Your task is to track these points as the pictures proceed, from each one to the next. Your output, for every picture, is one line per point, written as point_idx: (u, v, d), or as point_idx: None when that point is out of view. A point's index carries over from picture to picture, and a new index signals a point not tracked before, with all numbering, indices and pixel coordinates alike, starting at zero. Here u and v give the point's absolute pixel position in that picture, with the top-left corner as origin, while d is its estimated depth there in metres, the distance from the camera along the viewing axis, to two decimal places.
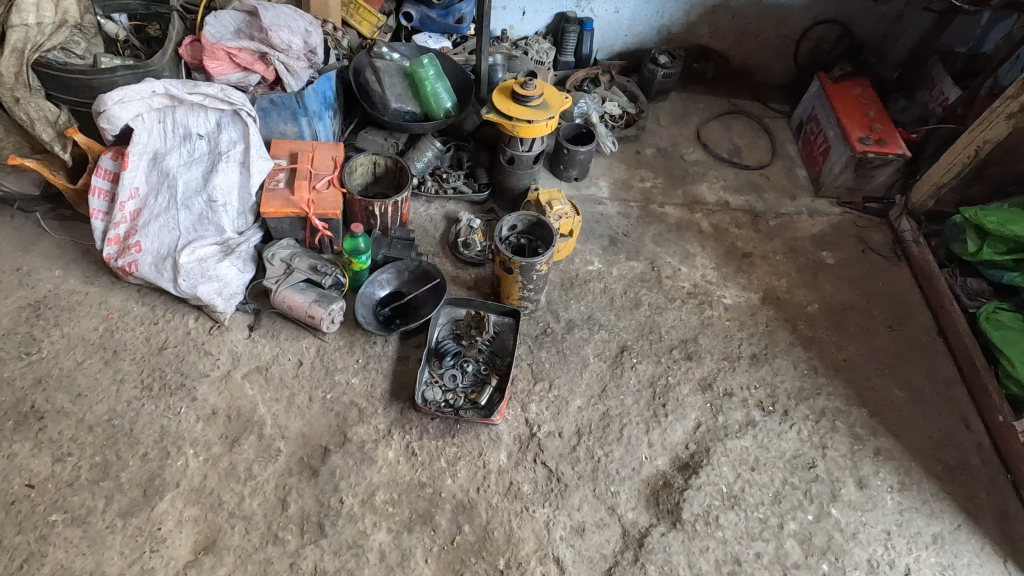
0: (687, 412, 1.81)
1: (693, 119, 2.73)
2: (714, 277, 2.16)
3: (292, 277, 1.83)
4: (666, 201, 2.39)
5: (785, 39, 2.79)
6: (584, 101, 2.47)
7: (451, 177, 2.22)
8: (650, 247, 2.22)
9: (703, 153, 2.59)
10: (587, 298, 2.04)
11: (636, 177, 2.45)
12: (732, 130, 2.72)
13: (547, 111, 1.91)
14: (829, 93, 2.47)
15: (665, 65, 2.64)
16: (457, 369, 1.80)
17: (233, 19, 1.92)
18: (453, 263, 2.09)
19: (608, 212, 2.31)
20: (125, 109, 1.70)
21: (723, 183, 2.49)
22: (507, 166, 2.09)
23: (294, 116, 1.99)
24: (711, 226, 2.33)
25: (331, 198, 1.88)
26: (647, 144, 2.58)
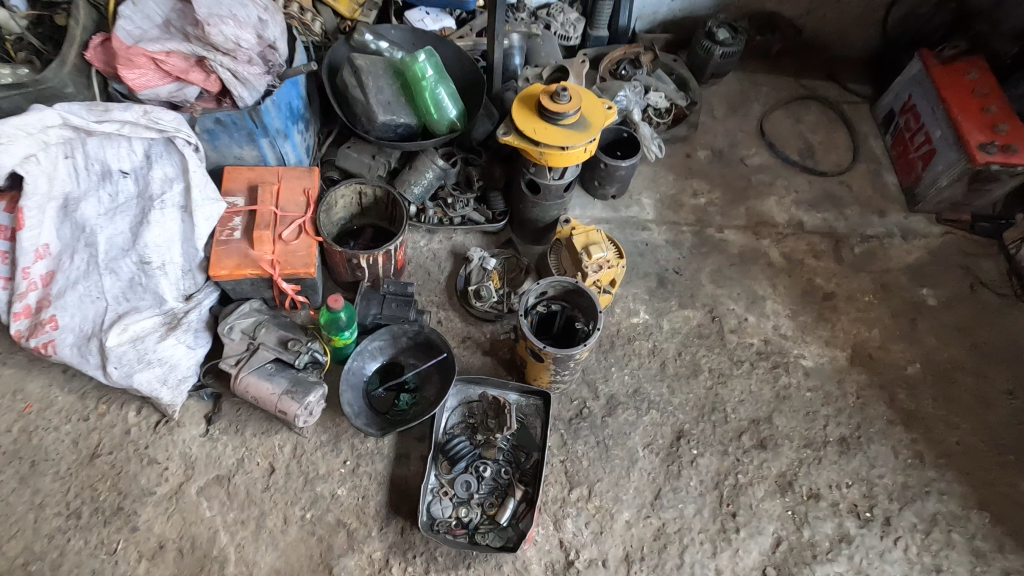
0: (763, 526, 1.43)
1: (755, 108, 2.20)
2: (790, 330, 1.72)
3: (257, 358, 1.42)
4: (726, 223, 1.91)
5: (874, 2, 2.21)
6: (624, 93, 1.91)
7: (458, 203, 1.76)
8: (708, 289, 1.77)
9: (769, 155, 2.08)
10: (632, 365, 1.62)
11: (687, 192, 1.96)
12: (803, 122, 2.19)
13: (588, 131, 1.41)
14: (937, 79, 1.93)
15: (725, 41, 2.08)
16: (471, 481, 1.41)
17: (160, 6, 1.40)
18: (463, 319, 1.67)
19: (654, 240, 1.85)
20: (7, 152, 1.24)
21: (795, 196, 2.00)
22: (530, 195, 1.63)
23: (251, 138, 1.51)
24: (783, 256, 1.86)
25: (303, 253, 1.45)
26: (699, 145, 2.07)
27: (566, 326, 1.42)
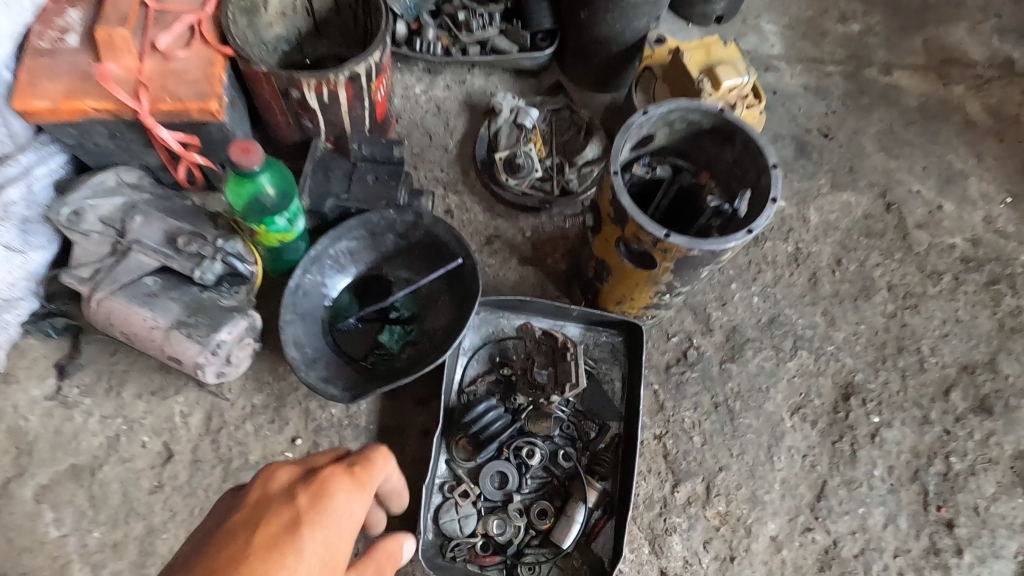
0: (998, 543, 0.86)
1: None
2: (1011, 224, 1.07)
3: (125, 267, 0.80)
4: (894, 60, 1.22)
5: None
6: None
7: (474, 19, 1.07)
8: (875, 160, 1.11)
9: None
10: (764, 280, 1.00)
11: (829, 14, 1.26)
12: None
13: None
14: None
15: None
16: (509, 473, 0.84)
17: None
18: (487, 208, 1.03)
19: (784, 85, 1.17)
20: None
21: (997, 21, 1.28)
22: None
23: None
24: (987, 111, 1.18)
25: (197, 75, 0.79)
26: None
27: (681, 199, 0.77)
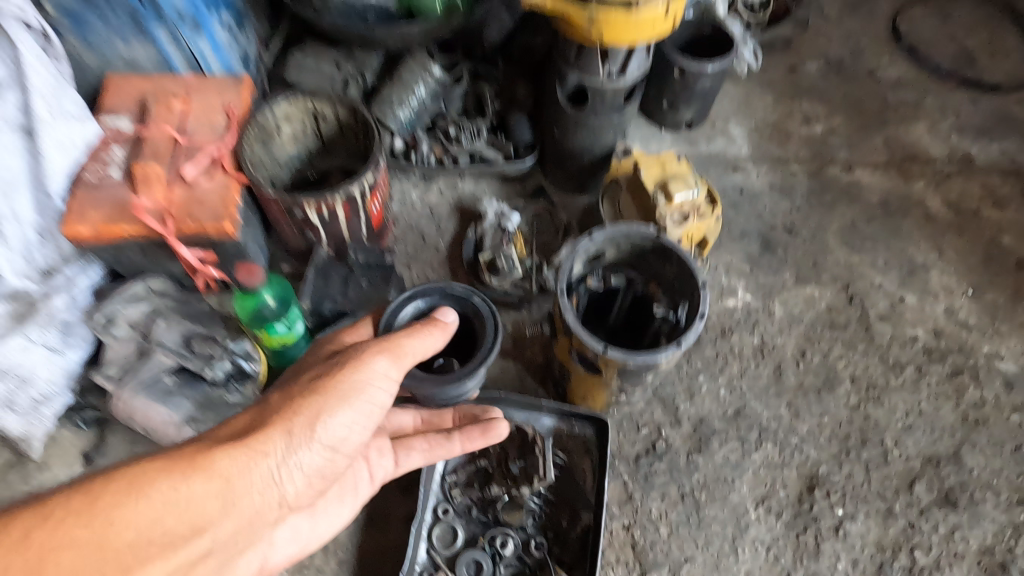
0: None
1: (880, 5, 1.57)
2: (974, 315, 1.12)
3: (149, 368, 0.92)
4: (855, 159, 1.31)
5: None
6: None
7: (463, 134, 1.20)
8: (839, 254, 1.18)
9: (909, 66, 1.46)
10: (731, 372, 1.06)
11: (794, 118, 1.37)
12: (953, 20, 1.55)
13: None
14: None
15: None
16: (492, 314, 0.86)
17: None
18: None
19: (752, 185, 1.27)
20: None
21: (953, 119, 1.38)
22: (570, 111, 1.05)
23: (138, 25, 0.97)
24: (948, 205, 1.25)
25: (215, 201, 0.92)
26: (807, 54, 1.46)
27: (592, 303, 0.87)
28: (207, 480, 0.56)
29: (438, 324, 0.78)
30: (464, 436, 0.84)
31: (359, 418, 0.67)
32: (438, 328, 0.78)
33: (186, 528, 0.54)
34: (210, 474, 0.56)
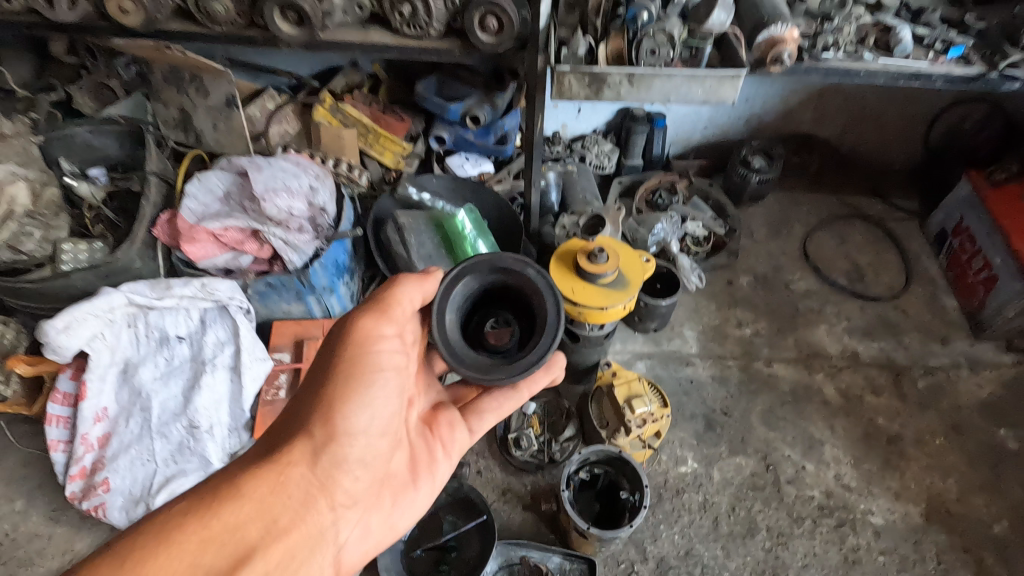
0: None
1: (796, 229, 2.17)
2: (854, 480, 1.60)
3: None
4: (774, 355, 1.84)
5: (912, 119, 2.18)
6: (661, 225, 1.92)
7: None
8: (759, 432, 1.68)
9: (816, 280, 2.03)
10: (682, 523, 1.53)
11: (730, 321, 1.92)
12: (849, 242, 2.14)
13: (626, 290, 1.39)
14: (992, 203, 1.85)
15: (761, 169, 2.08)
16: (547, 284, 1.13)
17: (222, 180, 1.53)
18: (503, 467, 1.62)
19: (699, 376, 1.79)
20: (74, 336, 1.33)
21: (846, 323, 1.92)
22: (569, 343, 1.62)
23: (299, 296, 1.54)
24: (839, 393, 1.76)
25: None
26: (740, 270, 2.04)
27: (582, 480, 1.38)
28: (260, 478, 0.74)
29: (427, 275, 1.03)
30: (534, 382, 1.16)
31: (377, 382, 0.88)
32: (421, 279, 1.01)
33: (253, 519, 0.71)
34: (262, 479, 0.74)
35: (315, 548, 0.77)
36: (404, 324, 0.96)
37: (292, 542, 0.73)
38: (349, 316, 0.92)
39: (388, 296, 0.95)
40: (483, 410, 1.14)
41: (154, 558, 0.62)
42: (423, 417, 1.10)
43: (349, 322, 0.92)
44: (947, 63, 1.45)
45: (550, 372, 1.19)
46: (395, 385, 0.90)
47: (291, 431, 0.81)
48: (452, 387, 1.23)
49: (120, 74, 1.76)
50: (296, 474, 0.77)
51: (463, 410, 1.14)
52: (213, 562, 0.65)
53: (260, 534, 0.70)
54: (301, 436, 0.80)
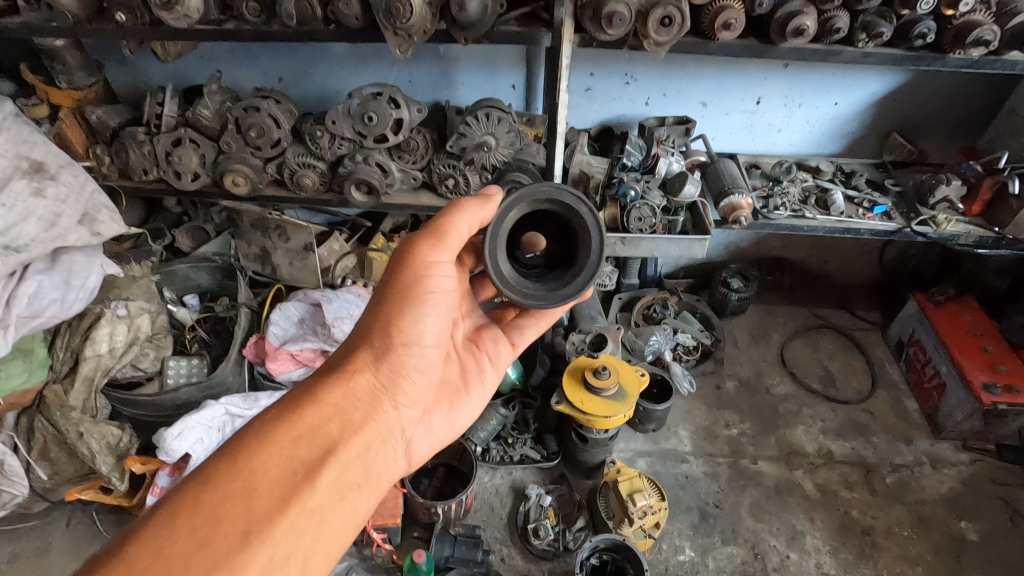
0: None
1: (774, 338, 2.49)
2: (833, 568, 1.82)
3: None
4: (759, 453, 2.11)
5: (866, 248, 2.53)
6: (655, 337, 2.25)
7: (516, 442, 2.04)
8: (748, 523, 1.92)
9: (793, 384, 2.32)
10: None
11: (719, 422, 2.20)
12: (821, 349, 2.45)
13: (626, 400, 1.70)
14: (934, 321, 2.19)
15: (739, 288, 2.44)
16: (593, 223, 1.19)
17: (297, 309, 1.90)
18: (523, 555, 1.83)
19: (693, 472, 2.05)
20: (182, 441, 1.61)
21: (821, 424, 2.20)
22: (578, 443, 1.90)
23: None
24: (817, 488, 2.01)
25: (390, 504, 1.75)
26: (726, 376, 2.35)
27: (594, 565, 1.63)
28: (336, 387, 0.90)
29: (483, 202, 1.12)
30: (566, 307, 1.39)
31: (429, 309, 1.04)
32: (474, 203, 1.11)
33: (332, 420, 0.87)
34: (337, 389, 0.90)
35: (385, 444, 0.94)
36: (455, 253, 1.10)
37: (367, 435, 0.90)
38: (409, 241, 1.07)
39: (445, 224, 1.08)
40: (520, 327, 1.39)
41: (262, 445, 0.78)
42: (470, 337, 1.32)
43: (408, 251, 1.06)
44: (874, 219, 1.84)
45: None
46: (446, 307, 1.07)
47: (356, 352, 0.98)
48: (495, 313, 1.45)
49: (214, 218, 2.16)
50: (361, 384, 0.94)
51: (503, 329, 1.38)
52: (308, 451, 0.80)
53: (341, 431, 0.87)
54: (366, 356, 0.97)
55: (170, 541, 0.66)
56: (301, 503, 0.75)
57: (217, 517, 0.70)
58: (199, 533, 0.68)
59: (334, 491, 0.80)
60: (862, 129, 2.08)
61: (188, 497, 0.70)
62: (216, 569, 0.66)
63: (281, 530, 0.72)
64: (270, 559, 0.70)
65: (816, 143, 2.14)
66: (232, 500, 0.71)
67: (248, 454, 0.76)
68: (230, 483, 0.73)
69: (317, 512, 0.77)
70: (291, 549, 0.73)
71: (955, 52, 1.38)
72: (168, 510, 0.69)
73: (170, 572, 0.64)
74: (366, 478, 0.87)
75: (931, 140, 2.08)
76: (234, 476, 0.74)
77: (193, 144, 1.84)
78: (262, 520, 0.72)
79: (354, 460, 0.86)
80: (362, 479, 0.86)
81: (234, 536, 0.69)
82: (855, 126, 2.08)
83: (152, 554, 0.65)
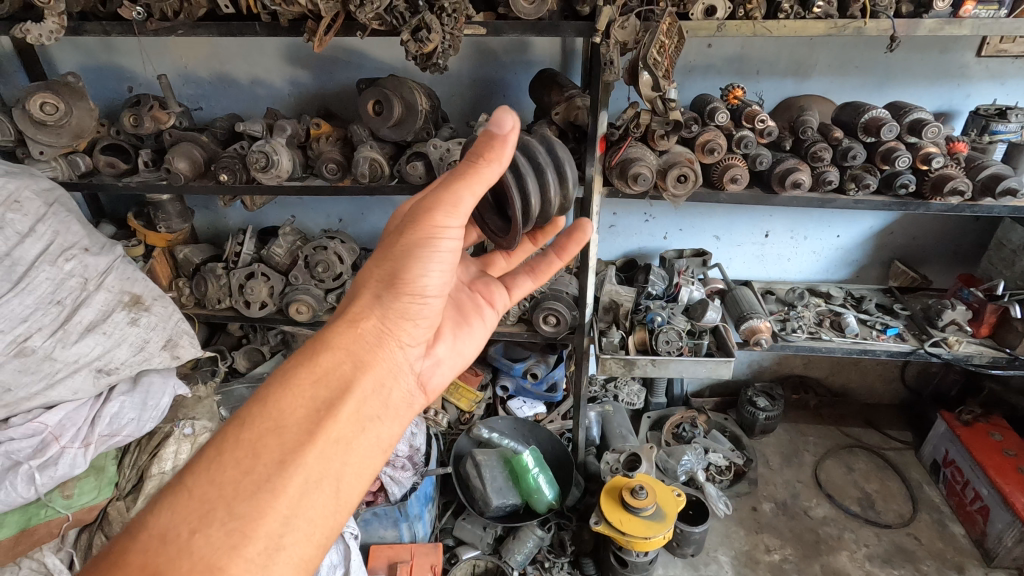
0: None
1: (806, 458, 2.50)
2: None
3: None
4: None
5: (887, 366, 2.60)
6: (687, 456, 2.28)
7: (554, 566, 1.99)
8: None
9: (831, 506, 2.29)
10: None
11: (760, 546, 2.16)
12: (855, 470, 2.44)
13: (664, 521, 1.72)
14: (965, 440, 2.21)
15: (765, 407, 2.50)
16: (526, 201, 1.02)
17: None
18: None
19: None
20: None
21: (866, 549, 2.14)
22: (618, 567, 1.89)
23: (394, 522, 1.90)
24: None
25: None
26: (762, 497, 2.34)
27: None
28: (342, 329, 0.79)
29: (502, 145, 0.83)
30: (565, 250, 1.29)
31: (441, 259, 0.85)
32: (493, 157, 0.83)
33: (345, 361, 0.77)
34: (348, 333, 0.79)
35: (397, 382, 0.81)
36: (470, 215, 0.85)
37: (380, 376, 0.78)
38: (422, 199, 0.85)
39: (457, 182, 0.82)
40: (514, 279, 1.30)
41: (285, 384, 0.72)
42: (465, 279, 1.21)
43: (414, 214, 0.83)
44: (888, 340, 1.97)
45: (576, 248, 1.30)
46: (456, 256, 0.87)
47: (361, 293, 0.82)
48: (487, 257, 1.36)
49: (270, 340, 2.34)
50: (369, 327, 0.80)
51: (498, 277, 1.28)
52: (317, 395, 0.72)
53: (353, 370, 0.76)
54: (372, 296, 0.82)
55: (211, 480, 0.64)
56: (325, 433, 0.70)
57: (254, 449, 0.66)
58: (236, 465, 0.65)
59: (357, 425, 0.73)
60: (865, 258, 2.28)
61: (226, 438, 0.67)
62: (256, 494, 0.64)
63: (308, 459, 0.67)
64: (300, 489, 0.66)
65: (824, 270, 2.33)
66: (256, 441, 0.67)
67: (269, 397, 0.70)
68: (258, 425, 0.68)
69: (342, 441, 0.71)
70: (317, 480, 0.67)
71: (935, 199, 1.59)
72: (211, 449, 0.66)
73: (217, 499, 0.63)
74: (385, 409, 0.77)
75: (932, 266, 2.26)
76: (261, 415, 0.69)
77: (264, 276, 2.08)
78: (289, 451, 0.67)
79: (370, 395, 0.76)
80: (378, 413, 0.76)
81: (270, 466, 0.66)
82: (858, 255, 2.28)
83: (192, 493, 0.64)
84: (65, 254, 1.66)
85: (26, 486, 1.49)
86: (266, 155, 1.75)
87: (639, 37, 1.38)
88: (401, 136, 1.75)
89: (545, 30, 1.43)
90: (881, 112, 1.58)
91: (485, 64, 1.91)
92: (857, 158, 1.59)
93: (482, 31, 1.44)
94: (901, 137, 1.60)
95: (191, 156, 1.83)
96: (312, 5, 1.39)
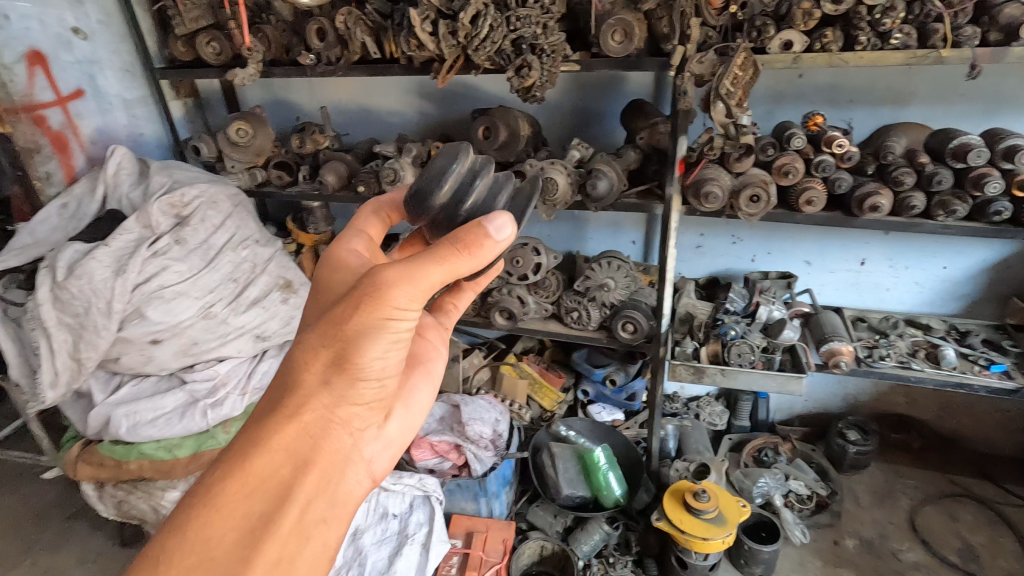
0: None
1: (902, 500, 2.36)
2: None
3: None
4: None
5: (1009, 414, 2.38)
6: (763, 479, 2.29)
7: (618, 562, 2.08)
8: None
9: (925, 553, 2.15)
10: None
11: None
12: (959, 520, 2.26)
13: (724, 526, 1.78)
14: None
15: (856, 440, 2.41)
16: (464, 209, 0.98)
17: (440, 408, 2.31)
18: None
19: None
20: None
21: None
22: (678, 569, 1.96)
23: (474, 496, 2.12)
24: None
25: None
26: (845, 532, 2.25)
27: None
28: (276, 430, 0.71)
29: (486, 239, 0.82)
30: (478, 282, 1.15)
31: (389, 336, 0.75)
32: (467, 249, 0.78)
33: (280, 465, 0.70)
34: (287, 429, 0.72)
35: (347, 474, 0.76)
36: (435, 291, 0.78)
37: (322, 474, 0.73)
38: (373, 272, 0.76)
39: (427, 262, 0.76)
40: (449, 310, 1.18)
41: (206, 508, 0.66)
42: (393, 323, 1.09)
43: (364, 295, 0.74)
44: (990, 376, 1.86)
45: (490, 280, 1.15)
46: (410, 334, 0.79)
47: (294, 380, 0.74)
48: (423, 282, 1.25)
49: None
50: (311, 419, 0.73)
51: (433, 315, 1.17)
52: (246, 511, 0.67)
53: (293, 473, 0.71)
54: (310, 383, 0.74)
55: None
56: (264, 555, 0.67)
57: None
58: None
59: (297, 535, 0.69)
60: (976, 292, 2.16)
61: None
62: None
63: None
64: None
65: (928, 302, 2.24)
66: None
67: (190, 524, 0.65)
68: (179, 565, 0.63)
69: (281, 557, 0.68)
70: None
71: None
72: None
73: None
74: (332, 509, 0.73)
75: None
76: (184, 549, 0.64)
77: None
78: None
79: (315, 498, 0.72)
80: (324, 513, 0.72)
81: None
82: (969, 289, 2.17)
83: None
84: (243, 243, 2.14)
85: (201, 417, 1.93)
86: (394, 171, 2.12)
87: (715, 70, 1.55)
88: (505, 157, 2.02)
89: (631, 65, 1.63)
90: (973, 138, 1.58)
91: (584, 96, 2.15)
92: (943, 183, 1.59)
93: (577, 68, 1.68)
94: (995, 163, 1.59)
95: (338, 171, 2.25)
96: (438, 50, 1.72)
